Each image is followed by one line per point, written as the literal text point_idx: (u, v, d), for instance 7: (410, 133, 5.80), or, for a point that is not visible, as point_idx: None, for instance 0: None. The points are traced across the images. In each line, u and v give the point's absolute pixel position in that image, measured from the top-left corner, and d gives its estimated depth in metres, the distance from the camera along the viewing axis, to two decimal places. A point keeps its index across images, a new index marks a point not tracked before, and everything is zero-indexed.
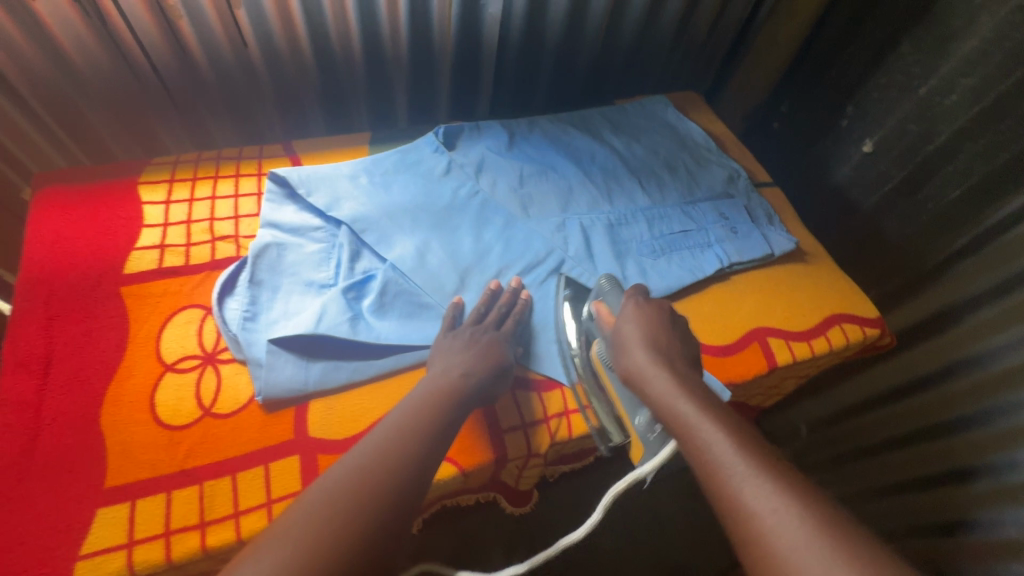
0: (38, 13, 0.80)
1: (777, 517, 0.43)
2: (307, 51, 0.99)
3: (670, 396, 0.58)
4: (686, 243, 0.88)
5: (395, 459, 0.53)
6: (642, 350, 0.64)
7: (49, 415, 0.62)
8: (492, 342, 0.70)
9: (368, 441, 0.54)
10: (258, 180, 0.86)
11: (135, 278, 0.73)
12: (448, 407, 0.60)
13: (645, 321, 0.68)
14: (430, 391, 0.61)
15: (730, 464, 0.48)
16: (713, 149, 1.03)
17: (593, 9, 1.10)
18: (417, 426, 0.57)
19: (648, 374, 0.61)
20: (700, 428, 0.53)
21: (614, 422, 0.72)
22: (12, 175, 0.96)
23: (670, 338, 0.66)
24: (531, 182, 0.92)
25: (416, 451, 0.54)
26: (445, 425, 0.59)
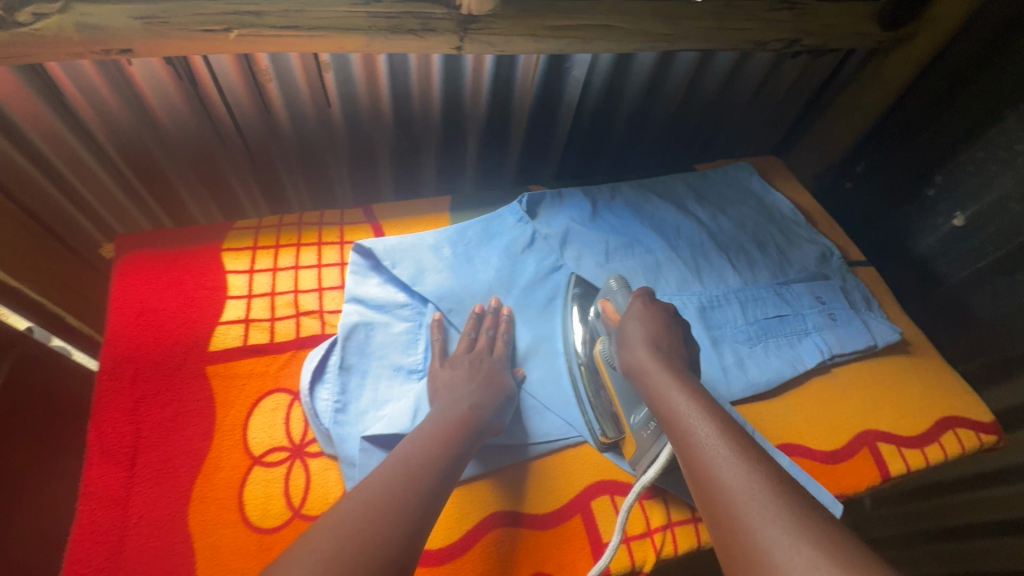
0: (133, 76, 0.79)
1: (748, 498, 0.47)
2: (387, 109, 0.97)
3: (665, 388, 0.63)
4: (782, 330, 0.83)
5: (398, 497, 0.51)
6: (643, 345, 0.68)
7: (137, 511, 0.59)
8: (491, 371, 0.71)
9: (374, 478, 0.53)
10: (340, 248, 0.84)
11: (222, 357, 0.71)
12: (466, 438, 0.61)
13: (649, 322, 0.71)
14: (445, 425, 0.61)
15: (711, 447, 0.53)
16: (803, 224, 0.98)
17: (676, 71, 1.06)
18: (426, 465, 0.56)
19: (646, 367, 0.66)
20: (689, 417, 0.58)
21: (609, 417, 0.72)
22: (81, 218, 0.95)
23: (672, 338, 0.69)
24: (617, 257, 0.88)
25: (437, 463, 0.57)
26: (454, 462, 0.58)
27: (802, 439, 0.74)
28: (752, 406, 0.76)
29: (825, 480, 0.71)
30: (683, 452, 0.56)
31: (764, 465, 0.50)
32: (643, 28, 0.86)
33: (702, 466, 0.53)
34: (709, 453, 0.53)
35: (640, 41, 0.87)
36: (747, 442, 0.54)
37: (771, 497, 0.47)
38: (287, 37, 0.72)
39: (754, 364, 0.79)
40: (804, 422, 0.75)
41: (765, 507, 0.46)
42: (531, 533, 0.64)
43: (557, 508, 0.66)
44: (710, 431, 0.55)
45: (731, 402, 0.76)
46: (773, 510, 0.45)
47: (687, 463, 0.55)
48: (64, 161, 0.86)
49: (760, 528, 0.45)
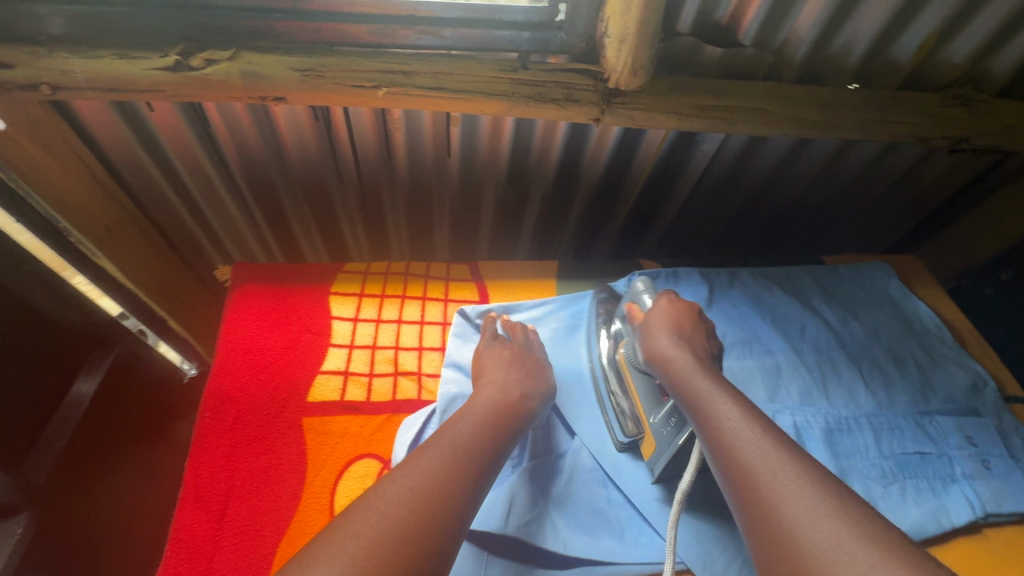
0: (276, 117, 0.81)
1: (792, 499, 0.43)
2: (503, 161, 0.94)
3: (689, 375, 0.57)
4: (923, 472, 0.72)
5: (442, 485, 0.46)
6: (667, 337, 0.63)
7: (221, 568, 0.57)
8: (536, 362, 0.69)
9: (420, 460, 0.48)
10: (444, 305, 0.82)
11: (319, 410, 0.69)
12: (513, 423, 0.58)
13: (672, 311, 0.66)
14: (494, 414, 0.58)
15: (743, 437, 0.49)
16: (949, 342, 0.87)
17: (810, 157, 0.97)
18: (475, 451, 0.52)
19: (671, 358, 0.60)
20: (716, 403, 0.53)
21: (631, 417, 0.68)
22: (196, 229, 0.99)
23: (694, 326, 0.64)
24: (732, 354, 0.81)
25: (483, 446, 0.53)
26: (498, 449, 0.54)
27: None
28: None
29: None
30: (711, 441, 0.51)
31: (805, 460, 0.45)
32: (795, 114, 0.80)
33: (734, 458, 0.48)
34: (740, 444, 0.48)
35: (789, 127, 0.82)
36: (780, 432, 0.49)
37: (811, 490, 0.43)
38: (434, 97, 0.71)
39: (889, 509, 0.68)
40: None
41: (806, 501, 0.42)
42: None
43: None
44: (737, 416, 0.51)
45: None
46: (848, 532, 0.39)
47: (710, 449, 0.51)
48: (194, 181, 0.89)
49: (809, 532, 0.40)
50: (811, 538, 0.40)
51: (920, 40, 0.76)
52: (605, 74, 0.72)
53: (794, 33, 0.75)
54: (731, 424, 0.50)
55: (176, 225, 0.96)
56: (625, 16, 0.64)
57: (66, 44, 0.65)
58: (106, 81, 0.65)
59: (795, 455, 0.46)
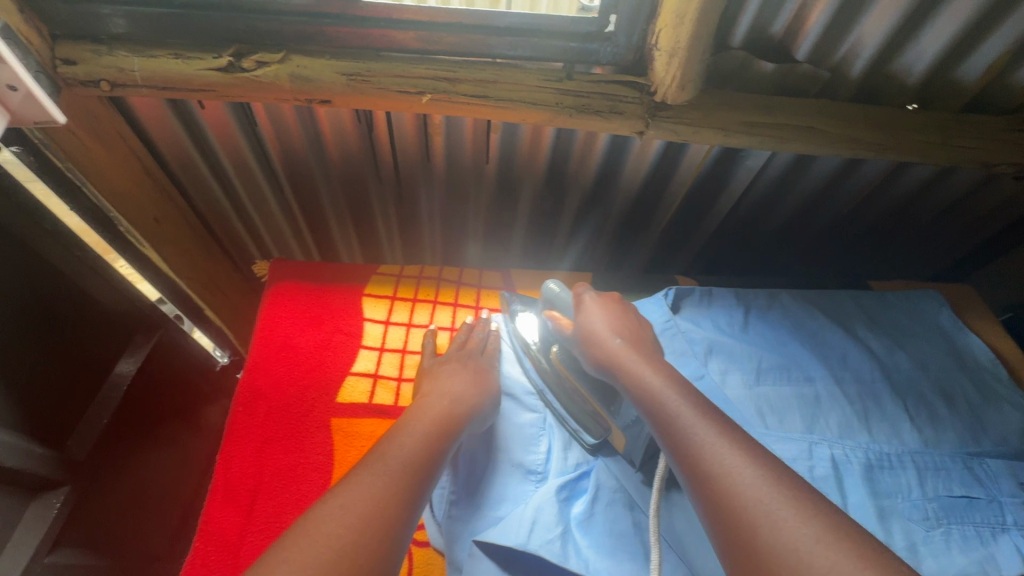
0: (320, 118, 0.82)
1: (749, 491, 0.44)
2: (540, 168, 0.93)
3: (636, 373, 0.58)
4: (971, 518, 0.68)
5: (380, 501, 0.45)
6: (610, 337, 0.64)
7: (245, 564, 0.58)
8: (474, 366, 0.70)
9: (361, 476, 0.47)
10: (474, 313, 0.82)
11: (347, 412, 0.70)
12: (449, 431, 0.57)
13: (610, 311, 0.68)
14: (430, 420, 0.57)
15: (695, 430, 0.49)
16: (1005, 380, 0.82)
17: (860, 178, 0.93)
18: (409, 463, 0.50)
19: (617, 357, 0.61)
20: (665, 399, 0.54)
21: (590, 416, 0.70)
22: (237, 223, 1.01)
23: (630, 323, 0.66)
24: (769, 379, 0.78)
25: (419, 459, 0.51)
26: (439, 461, 0.53)
27: None
28: None
29: None
30: (665, 439, 0.51)
31: (758, 449, 0.47)
32: (849, 134, 0.77)
33: (690, 454, 0.48)
34: (696, 442, 0.49)
35: (841, 147, 0.78)
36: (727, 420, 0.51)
37: (767, 482, 0.44)
38: (476, 103, 0.71)
39: (931, 555, 0.64)
40: None
41: (765, 492, 0.43)
42: None
43: None
44: (690, 413, 0.51)
45: None
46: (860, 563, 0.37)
47: (669, 447, 0.51)
48: (237, 175, 0.91)
49: (773, 531, 0.41)
50: (779, 536, 0.40)
51: (990, 63, 0.72)
52: (652, 87, 0.71)
53: (854, 49, 0.72)
54: (683, 420, 0.51)
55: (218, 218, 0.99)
56: (677, 29, 0.63)
57: (126, 43, 0.67)
58: (161, 80, 0.67)
59: (748, 447, 0.47)
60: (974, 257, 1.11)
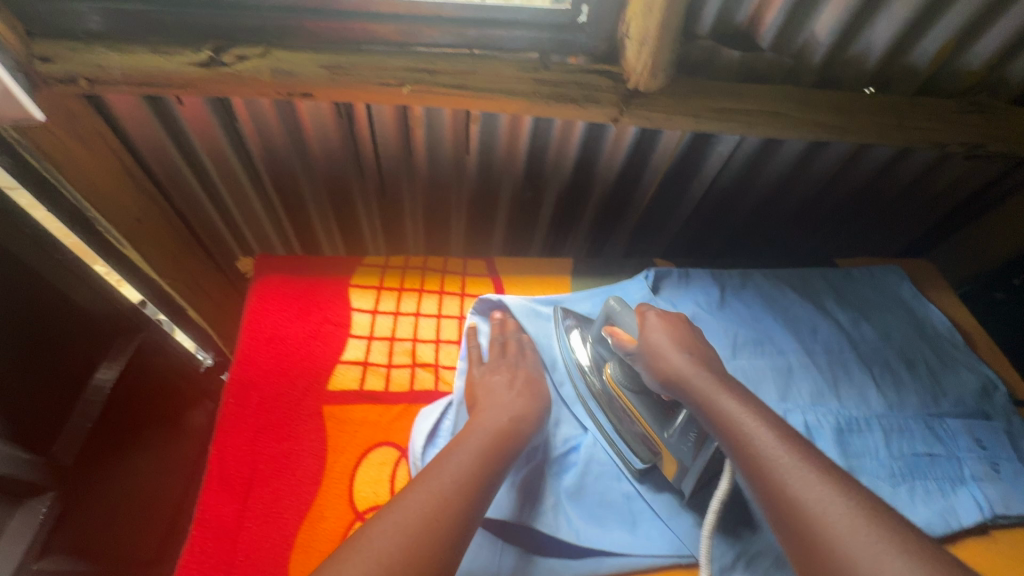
0: (300, 113, 0.83)
1: (842, 523, 0.45)
2: (520, 161, 0.96)
3: (710, 393, 0.58)
4: (932, 473, 0.73)
5: (434, 520, 0.48)
6: (679, 352, 0.62)
7: (244, 548, 0.60)
8: (526, 376, 0.69)
9: (412, 500, 0.49)
10: (460, 300, 0.84)
11: (338, 398, 0.71)
12: (508, 447, 0.58)
13: (676, 327, 0.66)
14: (486, 432, 0.59)
15: (781, 460, 0.50)
16: (961, 346, 0.87)
17: (824, 161, 0.98)
18: (464, 479, 0.52)
19: (687, 375, 0.60)
20: (744, 424, 0.54)
21: (637, 440, 0.67)
22: (219, 221, 1.00)
23: (699, 340, 0.65)
24: (744, 353, 0.82)
25: (476, 475, 0.53)
26: (492, 479, 0.55)
27: None
28: None
29: None
30: (748, 468, 0.52)
31: (847, 484, 0.47)
32: (814, 118, 0.81)
33: (776, 484, 0.49)
34: (782, 471, 0.49)
35: (805, 130, 0.83)
36: (816, 453, 0.51)
37: (858, 517, 0.45)
38: (455, 95, 0.73)
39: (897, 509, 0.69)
40: None
41: (858, 529, 0.44)
42: None
43: None
44: (773, 440, 0.52)
45: None
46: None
47: (747, 470, 0.52)
48: (217, 171, 0.91)
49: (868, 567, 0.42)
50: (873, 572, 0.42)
51: (940, 46, 0.77)
52: (625, 76, 0.74)
53: (814, 37, 0.76)
54: (765, 445, 0.51)
55: (199, 216, 0.98)
56: (646, 20, 0.65)
57: (104, 41, 0.67)
58: (142, 77, 0.68)
59: (835, 480, 0.48)
60: (931, 235, 1.17)
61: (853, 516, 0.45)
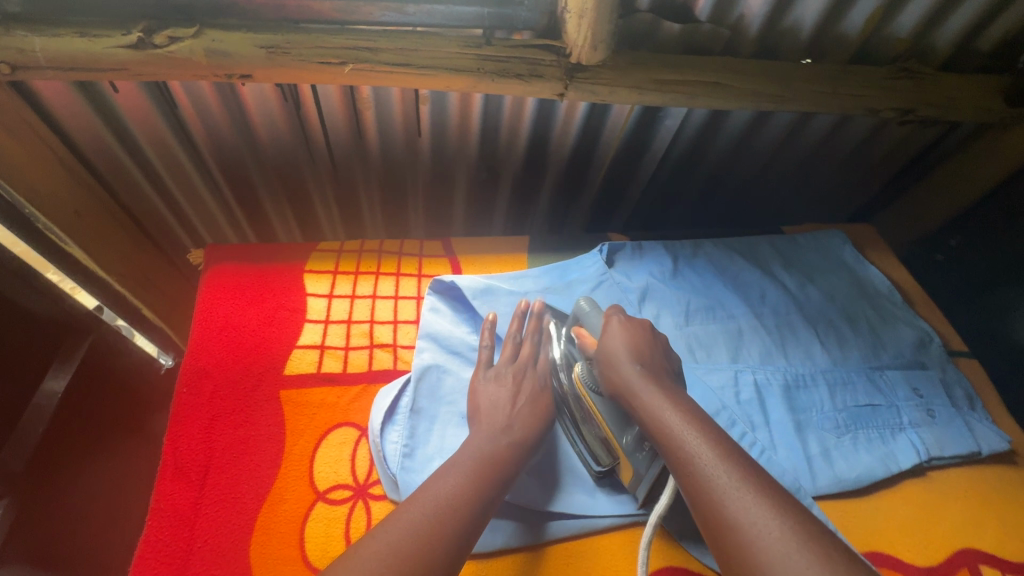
0: (244, 97, 0.81)
1: (772, 542, 0.44)
2: (473, 141, 0.96)
3: (656, 406, 0.57)
4: (874, 422, 0.77)
5: (423, 545, 0.48)
6: (630, 363, 0.62)
7: (202, 535, 0.59)
8: (532, 389, 0.69)
9: (396, 522, 0.50)
10: (418, 281, 0.84)
11: (295, 382, 0.71)
12: (499, 473, 0.58)
13: (632, 335, 0.65)
14: (479, 457, 0.59)
15: (717, 477, 0.49)
16: (899, 303, 0.92)
17: (769, 131, 1.01)
18: (453, 501, 0.53)
19: (636, 387, 0.60)
20: (685, 439, 0.53)
21: (602, 444, 0.67)
22: (168, 214, 0.98)
23: (655, 350, 0.64)
24: (697, 319, 0.84)
25: (464, 498, 0.54)
26: (486, 504, 0.55)
27: (895, 549, 0.67)
28: (837, 504, 0.70)
29: None
30: (686, 485, 0.51)
31: (779, 500, 0.46)
32: (753, 88, 0.84)
33: (712, 503, 0.48)
34: (717, 488, 0.49)
35: (745, 101, 0.85)
36: (753, 468, 0.50)
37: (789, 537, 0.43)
38: (397, 73, 0.73)
39: (842, 458, 0.73)
40: (894, 529, 0.69)
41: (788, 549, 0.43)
42: None
43: None
44: (711, 456, 0.51)
45: (815, 496, 0.70)
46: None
47: (687, 488, 0.51)
48: (160, 160, 0.88)
49: None
50: None
51: (868, 13, 0.81)
52: (567, 50, 0.75)
53: (748, 7, 0.78)
54: (703, 460, 0.51)
55: (146, 208, 0.96)
56: None
57: (24, 22, 0.65)
58: (67, 60, 0.65)
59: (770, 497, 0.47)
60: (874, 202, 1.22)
61: (785, 540, 0.43)
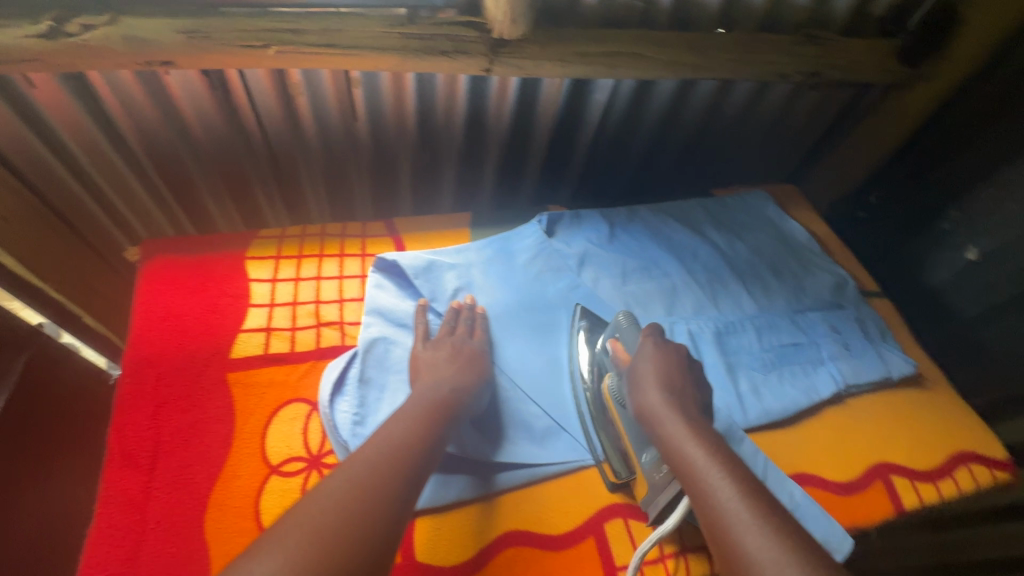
0: (169, 86, 0.81)
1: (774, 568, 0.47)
2: (411, 125, 0.98)
3: (680, 437, 0.60)
4: (797, 359, 0.83)
5: (382, 472, 0.53)
6: (658, 392, 0.65)
7: (155, 516, 0.60)
8: (472, 352, 0.73)
9: (358, 454, 0.54)
10: (362, 260, 0.85)
11: (243, 365, 0.72)
12: (443, 416, 0.62)
13: (661, 363, 0.68)
14: (425, 401, 0.63)
15: (731, 508, 0.52)
16: (818, 253, 0.99)
17: (694, 100, 1.07)
18: (407, 438, 0.57)
19: (661, 416, 0.63)
20: (704, 470, 0.56)
21: (620, 456, 0.70)
22: (104, 218, 0.95)
23: (684, 379, 0.67)
24: (634, 279, 0.89)
25: (416, 438, 0.58)
26: (436, 442, 0.59)
27: (816, 470, 0.74)
28: (767, 434, 0.76)
29: (839, 511, 0.71)
30: (702, 513, 0.54)
31: (789, 534, 0.49)
32: (669, 56, 0.89)
33: (724, 532, 0.51)
34: (730, 519, 0.52)
35: (665, 70, 0.90)
36: (768, 502, 0.53)
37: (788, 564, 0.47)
38: (325, 55, 0.74)
39: (770, 393, 0.79)
40: (817, 453, 0.75)
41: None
42: (537, 553, 0.63)
43: (569, 529, 0.65)
44: (726, 488, 0.54)
45: (746, 428, 0.76)
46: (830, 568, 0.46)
47: (702, 515, 0.55)
48: (88, 157, 0.86)
49: None
50: None
51: None
52: (489, 26, 0.77)
53: None
54: (718, 490, 0.54)
55: (81, 214, 0.93)
56: None
57: None
58: None
59: (778, 530, 0.49)
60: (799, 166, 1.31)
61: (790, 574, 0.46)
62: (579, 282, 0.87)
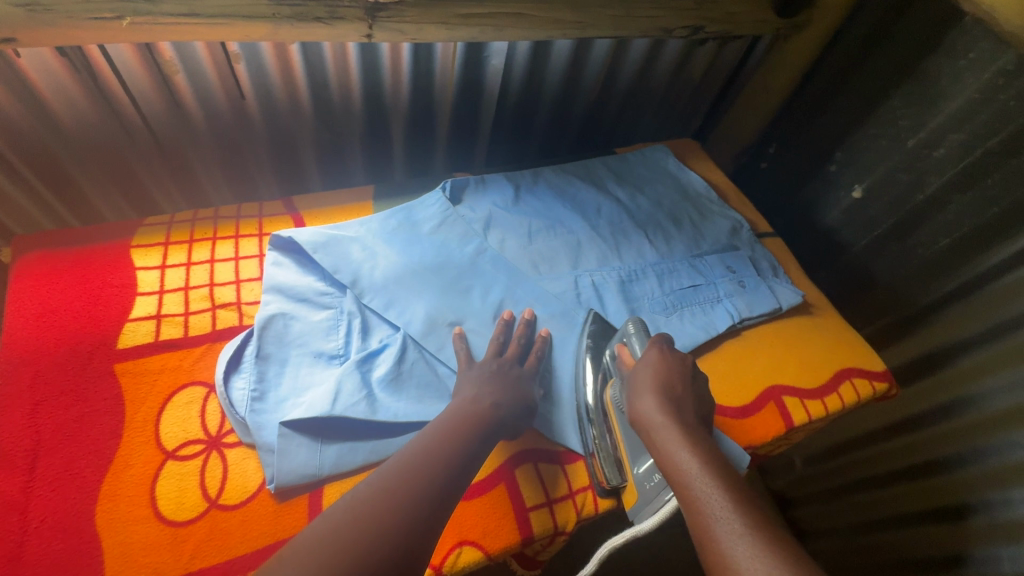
0: (24, 70, 0.75)
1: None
2: (305, 101, 0.95)
3: (673, 447, 0.59)
4: (696, 299, 0.88)
5: (425, 475, 0.56)
6: (653, 397, 0.64)
7: (37, 515, 0.57)
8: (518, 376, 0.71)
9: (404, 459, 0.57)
10: (259, 240, 0.83)
11: (131, 354, 0.69)
12: (486, 420, 0.64)
13: (662, 371, 0.67)
14: (466, 408, 0.65)
15: (718, 515, 0.51)
16: (715, 201, 1.04)
17: (592, 62, 1.09)
18: (447, 442, 0.60)
19: (656, 422, 0.62)
20: (695, 478, 0.55)
21: (614, 463, 0.71)
22: None
23: (686, 389, 0.66)
24: (540, 238, 0.91)
25: (455, 442, 0.60)
26: (475, 448, 0.61)
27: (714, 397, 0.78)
28: None
29: (737, 434, 0.76)
30: (689, 519, 0.53)
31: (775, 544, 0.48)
32: (554, 15, 0.90)
33: (710, 539, 0.50)
34: (715, 526, 0.51)
35: (552, 29, 0.92)
36: (759, 515, 0.51)
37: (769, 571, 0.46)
38: (189, 24, 0.71)
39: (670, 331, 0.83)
40: (718, 384, 0.80)
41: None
42: None
43: (479, 479, 0.67)
44: (716, 496, 0.53)
45: None
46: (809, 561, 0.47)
47: (690, 522, 0.54)
48: None
49: None
50: None
51: None
52: None
53: None
54: (708, 497, 0.53)
55: None
56: None
57: None
58: None
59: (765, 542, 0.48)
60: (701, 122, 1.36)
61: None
62: (479, 241, 0.87)
